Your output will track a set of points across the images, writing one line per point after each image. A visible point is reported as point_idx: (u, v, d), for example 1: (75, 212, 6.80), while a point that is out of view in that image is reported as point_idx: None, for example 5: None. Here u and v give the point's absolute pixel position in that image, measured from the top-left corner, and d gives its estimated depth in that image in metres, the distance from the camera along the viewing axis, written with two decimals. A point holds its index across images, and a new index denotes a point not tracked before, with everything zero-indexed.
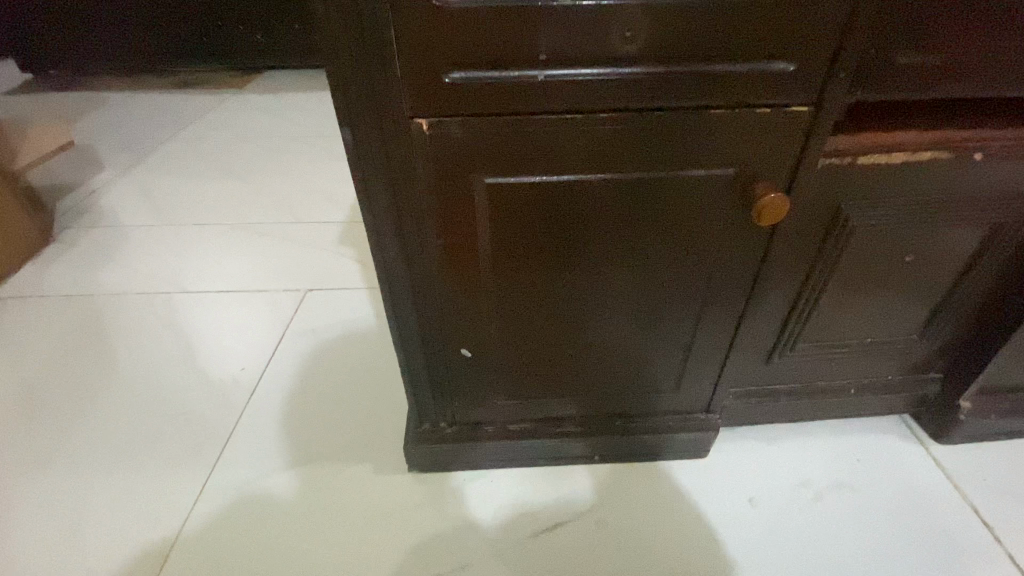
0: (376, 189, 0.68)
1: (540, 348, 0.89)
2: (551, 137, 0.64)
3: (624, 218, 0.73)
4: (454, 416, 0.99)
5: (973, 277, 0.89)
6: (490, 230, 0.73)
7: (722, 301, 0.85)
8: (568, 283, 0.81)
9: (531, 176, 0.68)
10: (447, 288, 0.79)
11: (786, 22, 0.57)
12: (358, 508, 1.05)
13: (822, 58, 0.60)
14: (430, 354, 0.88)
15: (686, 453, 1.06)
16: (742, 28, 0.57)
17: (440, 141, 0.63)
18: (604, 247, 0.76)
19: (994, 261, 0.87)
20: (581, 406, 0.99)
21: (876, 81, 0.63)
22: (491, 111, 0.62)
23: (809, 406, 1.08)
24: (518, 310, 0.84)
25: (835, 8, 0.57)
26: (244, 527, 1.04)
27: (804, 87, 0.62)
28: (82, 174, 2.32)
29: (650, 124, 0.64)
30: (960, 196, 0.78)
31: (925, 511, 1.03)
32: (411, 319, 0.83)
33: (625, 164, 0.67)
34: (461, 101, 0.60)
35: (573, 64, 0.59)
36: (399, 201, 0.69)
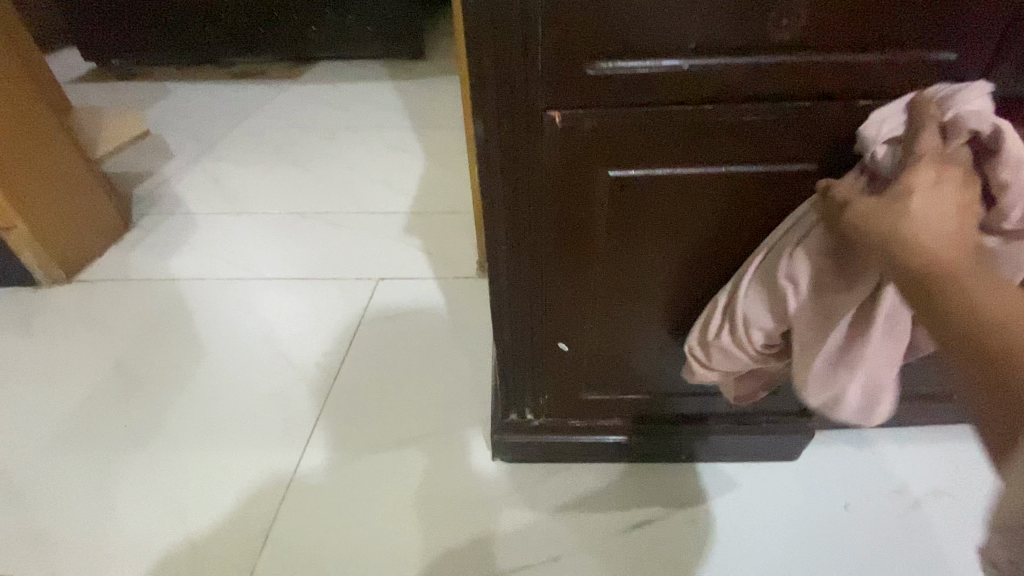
0: (497, 178, 0.67)
1: (639, 343, 0.88)
2: (684, 129, 0.63)
3: (746, 215, 0.71)
4: (542, 407, 0.99)
5: None
6: (606, 224, 0.72)
7: None
8: (675, 279, 0.79)
9: (655, 169, 0.67)
10: (554, 281, 0.79)
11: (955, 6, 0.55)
12: (442, 495, 1.06)
13: (987, 45, 0.58)
14: (527, 347, 0.89)
15: (775, 454, 1.03)
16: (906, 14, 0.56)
17: (571, 132, 0.63)
18: (720, 243, 0.74)
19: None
20: (670, 403, 0.98)
21: None
22: (629, 103, 0.61)
23: (906, 408, 1.03)
24: (621, 304, 0.83)
25: None
26: (330, 508, 1.07)
27: (965, 75, 0.59)
28: (155, 162, 2.41)
29: (792, 115, 0.62)
30: None
31: None
32: (514, 311, 0.83)
33: (757, 158, 0.66)
34: (603, 93, 0.60)
35: (722, 52, 0.58)
36: (520, 193, 0.69)
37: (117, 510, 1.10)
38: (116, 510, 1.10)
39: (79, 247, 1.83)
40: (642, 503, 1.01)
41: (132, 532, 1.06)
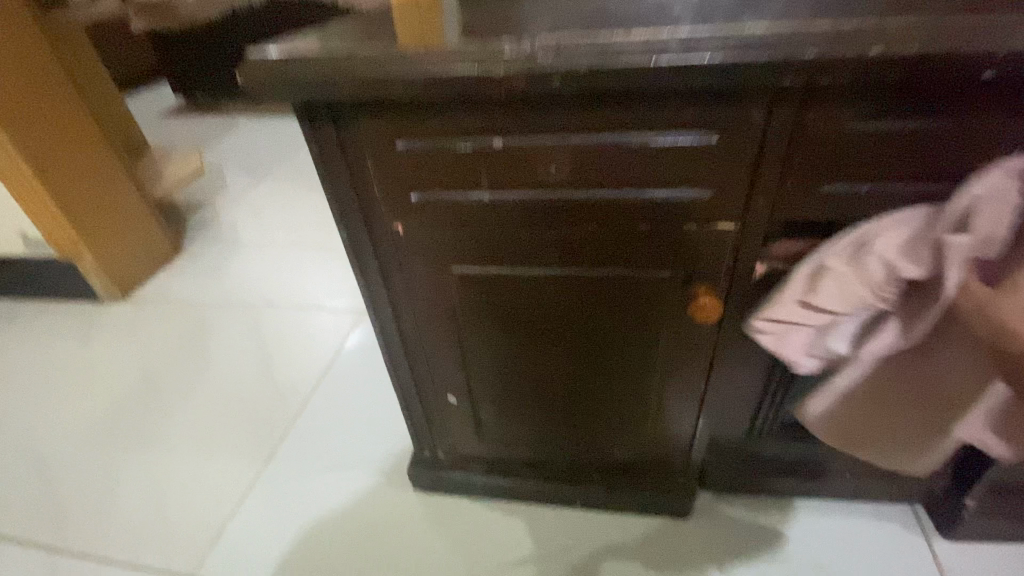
0: (371, 272, 0.83)
1: (517, 403, 1.02)
2: (501, 241, 0.76)
3: (577, 309, 0.83)
4: (452, 450, 1.14)
5: None
6: (463, 308, 0.87)
7: (682, 381, 0.91)
8: (541, 353, 0.92)
9: (488, 269, 0.80)
10: (433, 348, 0.95)
11: (696, 160, 0.63)
12: (368, 517, 1.23)
13: (739, 186, 0.64)
14: (424, 398, 1.04)
15: (663, 510, 1.11)
16: (655, 165, 0.64)
17: (413, 240, 0.78)
18: (562, 329, 0.87)
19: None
20: (558, 455, 1.10)
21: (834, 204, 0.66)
22: (451, 220, 0.75)
23: (796, 478, 1.07)
24: (501, 370, 0.96)
25: (746, 145, 0.61)
26: (277, 518, 1.26)
27: (726, 208, 0.67)
28: (206, 193, 2.79)
29: (585, 236, 0.73)
30: None
31: None
32: (407, 371, 0.99)
33: (567, 265, 0.78)
34: (426, 213, 0.74)
35: (512, 189, 0.70)
36: (387, 281, 0.84)
37: (121, 501, 1.36)
38: (121, 501, 1.36)
39: (136, 269, 2.19)
40: (534, 541, 1.13)
41: (129, 520, 1.32)
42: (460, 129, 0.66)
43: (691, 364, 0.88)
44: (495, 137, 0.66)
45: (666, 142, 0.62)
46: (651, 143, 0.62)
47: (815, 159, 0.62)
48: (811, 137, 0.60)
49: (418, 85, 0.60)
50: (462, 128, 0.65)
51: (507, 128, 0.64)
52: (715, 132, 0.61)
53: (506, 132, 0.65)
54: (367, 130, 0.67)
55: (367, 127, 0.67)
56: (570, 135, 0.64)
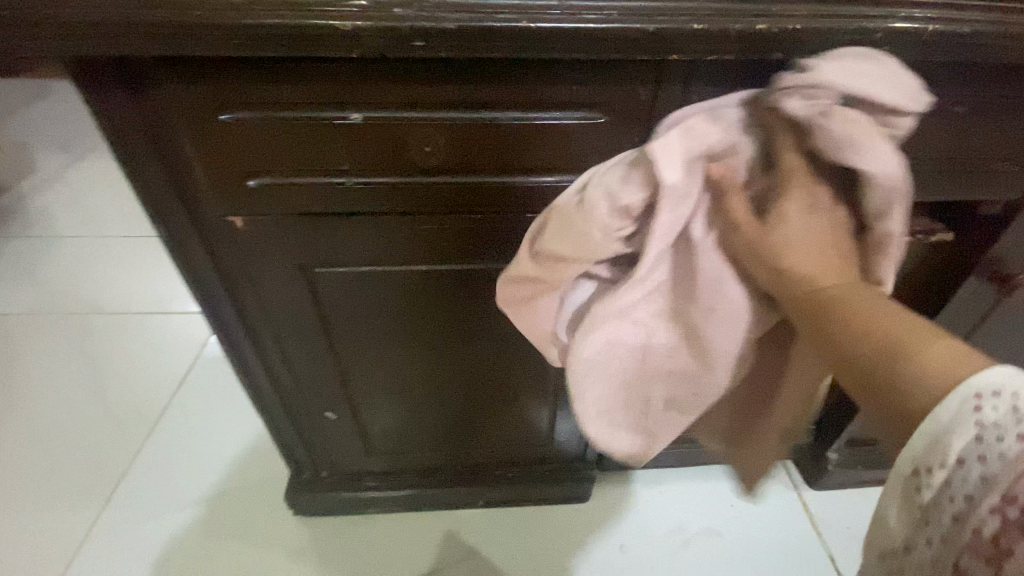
0: (208, 276, 0.68)
1: (403, 411, 0.92)
2: (369, 235, 0.65)
3: (462, 306, 0.75)
4: (336, 466, 1.02)
5: None
6: (330, 313, 0.75)
7: (579, 371, 0.87)
8: (428, 353, 0.82)
9: (357, 267, 0.69)
10: (299, 359, 0.81)
11: (583, 142, 0.57)
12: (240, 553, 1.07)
13: None
14: (295, 416, 0.91)
15: (564, 498, 1.10)
16: (539, 147, 0.57)
17: (256, 236, 0.64)
18: (446, 328, 0.79)
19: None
20: (453, 459, 1.03)
21: None
22: (302, 212, 0.62)
23: (686, 450, 1.11)
24: (384, 374, 0.86)
25: (633, 126, 0.56)
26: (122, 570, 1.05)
27: None
28: (11, 171, 2.25)
29: (467, 225, 0.65)
30: None
31: (776, 551, 1.06)
32: (269, 387, 0.85)
33: (450, 259, 0.69)
34: (270, 204, 0.61)
35: (376, 173, 0.59)
36: (230, 285, 0.70)
37: None
38: None
39: None
40: (432, 551, 1.06)
41: None
42: (303, 99, 0.53)
43: None
44: (349, 110, 0.54)
45: (549, 121, 0.55)
46: (533, 121, 0.55)
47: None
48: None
49: (234, 36, 0.46)
50: (306, 98, 0.53)
51: (363, 99, 0.53)
52: (600, 112, 0.55)
53: (362, 105, 0.54)
54: (176, 98, 0.52)
55: (175, 94, 0.52)
56: (441, 110, 0.54)
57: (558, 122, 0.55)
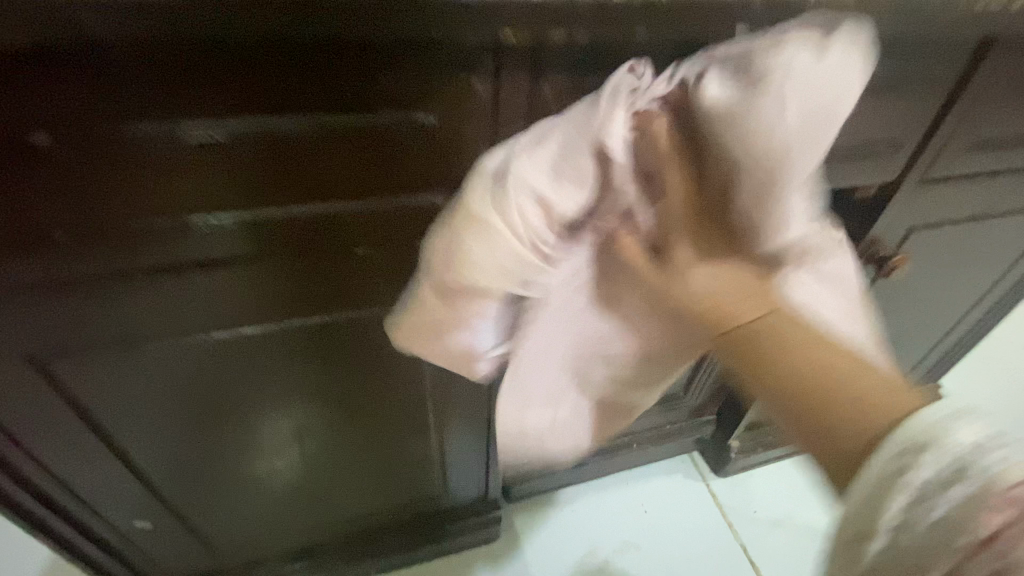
0: None
1: (253, 499, 0.73)
2: (138, 297, 0.47)
3: (300, 367, 0.59)
4: (172, 575, 0.80)
5: None
6: (107, 403, 0.54)
7: (465, 417, 0.73)
8: (260, 430, 0.64)
9: (130, 340, 0.50)
10: (74, 467, 0.59)
11: (412, 151, 0.44)
12: None
13: None
14: (90, 535, 0.67)
15: (471, 540, 0.98)
16: (354, 164, 0.44)
17: None
18: (285, 397, 0.61)
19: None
20: (333, 532, 0.85)
21: None
22: (18, 277, 0.43)
23: (593, 464, 1.04)
24: (207, 466, 0.65)
25: (474, 127, 0.44)
26: None
27: None
28: None
29: (279, 270, 0.49)
30: None
31: (689, 550, 1.03)
32: (42, 505, 0.62)
33: (268, 313, 0.53)
34: None
35: (121, 216, 0.42)
36: None
37: None
38: None
39: None
40: None
41: None
42: None
43: (470, 397, 0.71)
44: (43, 130, 0.36)
45: (358, 127, 0.41)
46: (338, 130, 0.41)
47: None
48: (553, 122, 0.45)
49: None
50: None
51: (64, 112, 0.36)
52: (428, 112, 0.42)
53: (65, 121, 0.36)
54: None
55: None
56: (194, 122, 0.38)
57: (366, 131, 0.42)
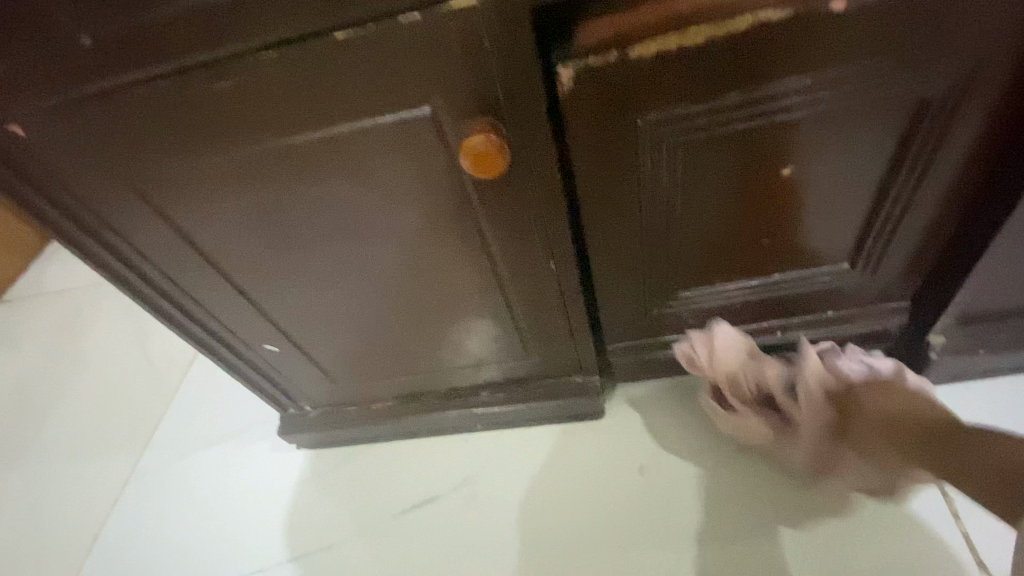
0: (19, 184, 0.55)
1: (349, 335, 0.77)
2: (168, 113, 0.50)
3: (339, 189, 0.57)
4: (305, 401, 0.91)
5: (939, 167, 0.58)
6: (190, 222, 0.60)
7: (533, 260, 0.65)
8: (331, 261, 0.66)
9: (180, 157, 0.53)
10: (188, 280, 0.67)
11: None
12: (232, 492, 1.00)
13: None
14: (232, 347, 0.78)
15: (576, 412, 0.90)
16: None
17: (44, 132, 0.51)
18: (338, 220, 0.60)
19: (953, 134, 0.55)
20: (435, 382, 0.87)
21: None
22: (73, 93, 0.48)
23: None
24: (298, 297, 0.70)
25: None
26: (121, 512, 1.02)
27: None
28: None
29: (271, 72, 0.46)
30: (889, 46, 0.47)
31: None
32: (183, 318, 0.72)
33: (282, 129, 0.51)
34: (27, 85, 0.47)
35: (117, 17, 0.43)
36: (50, 195, 0.56)
37: None
38: None
39: None
40: (427, 478, 0.93)
41: None
42: None
43: (533, 235, 0.61)
44: None
45: None
46: None
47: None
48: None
49: None
50: None
51: None
52: None
53: None
54: None
55: None
56: None
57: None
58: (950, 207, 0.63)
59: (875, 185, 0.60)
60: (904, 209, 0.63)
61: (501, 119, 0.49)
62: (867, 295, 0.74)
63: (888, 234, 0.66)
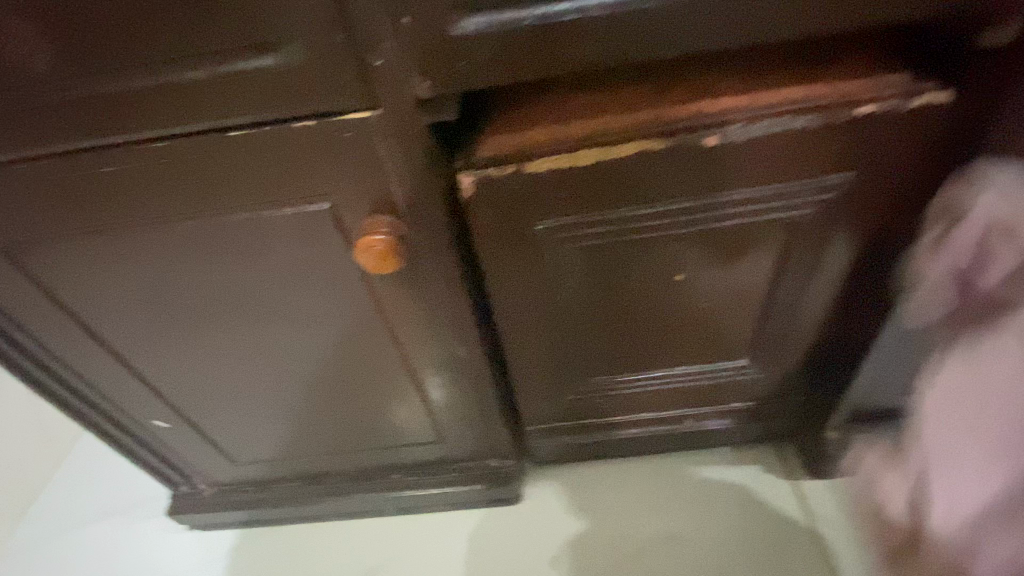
0: None
1: (249, 414, 0.73)
2: (49, 190, 0.48)
3: (234, 270, 0.55)
4: (200, 479, 0.85)
5: (814, 281, 0.63)
6: (71, 294, 0.57)
7: (441, 347, 0.65)
8: (229, 338, 0.63)
9: (59, 232, 0.51)
10: (68, 354, 0.63)
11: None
12: None
13: (330, 38, 0.39)
14: (117, 423, 0.72)
15: (492, 498, 0.88)
16: (180, 19, 0.38)
17: None
18: (234, 300, 0.58)
19: (823, 254, 0.60)
20: (343, 463, 0.83)
21: (512, 64, 0.41)
22: None
23: (637, 439, 0.85)
24: (192, 373, 0.67)
25: None
26: None
27: (332, 82, 0.41)
28: None
29: (160, 161, 0.46)
30: (756, 178, 0.51)
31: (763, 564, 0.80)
32: (59, 393, 0.66)
33: (172, 213, 0.50)
34: None
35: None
36: None
37: None
38: None
39: None
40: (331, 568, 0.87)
41: None
42: None
43: (440, 324, 0.62)
44: None
45: None
46: None
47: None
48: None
49: None
50: None
51: None
52: None
53: None
54: None
55: None
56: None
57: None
58: (830, 317, 0.67)
59: (764, 293, 0.64)
60: (790, 316, 0.68)
61: (400, 216, 0.50)
62: (770, 389, 0.77)
63: (779, 337, 0.70)
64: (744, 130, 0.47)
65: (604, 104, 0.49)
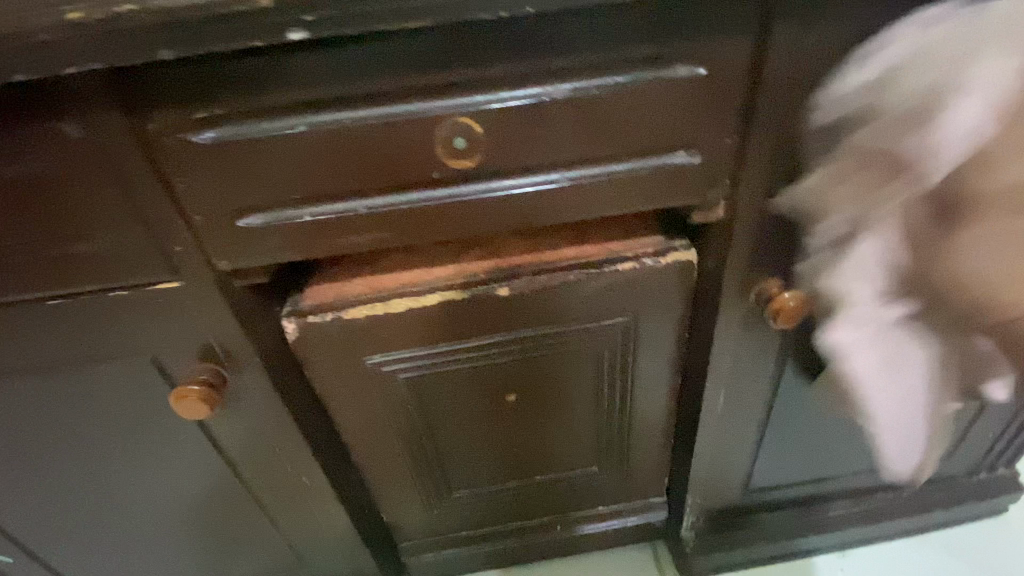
0: None
1: (86, 563, 0.69)
2: None
3: (50, 429, 0.54)
4: None
5: (638, 398, 0.69)
6: None
7: (287, 481, 0.65)
8: (51, 490, 0.60)
9: None
10: None
11: (28, 202, 0.41)
12: None
13: (124, 230, 0.43)
14: None
15: None
16: None
17: None
18: (53, 457, 0.57)
19: (639, 375, 0.67)
20: None
21: (300, 243, 0.46)
22: None
23: (511, 546, 0.86)
24: (13, 530, 0.63)
25: (89, 176, 0.40)
26: None
27: (132, 265, 0.45)
28: None
29: None
30: (556, 314, 0.59)
31: None
32: None
33: None
34: None
35: None
36: None
37: None
38: None
39: None
40: None
41: None
42: None
43: (282, 461, 0.62)
44: None
45: None
46: None
47: (210, 186, 0.42)
48: (178, 155, 0.40)
49: None
50: None
51: None
52: (23, 163, 0.39)
53: None
54: None
55: None
56: None
57: None
58: (663, 428, 0.74)
59: (596, 405, 0.70)
60: (627, 429, 0.73)
61: (221, 368, 0.52)
62: (627, 494, 0.81)
63: (623, 446, 0.75)
64: (531, 281, 0.56)
65: (413, 257, 0.57)
